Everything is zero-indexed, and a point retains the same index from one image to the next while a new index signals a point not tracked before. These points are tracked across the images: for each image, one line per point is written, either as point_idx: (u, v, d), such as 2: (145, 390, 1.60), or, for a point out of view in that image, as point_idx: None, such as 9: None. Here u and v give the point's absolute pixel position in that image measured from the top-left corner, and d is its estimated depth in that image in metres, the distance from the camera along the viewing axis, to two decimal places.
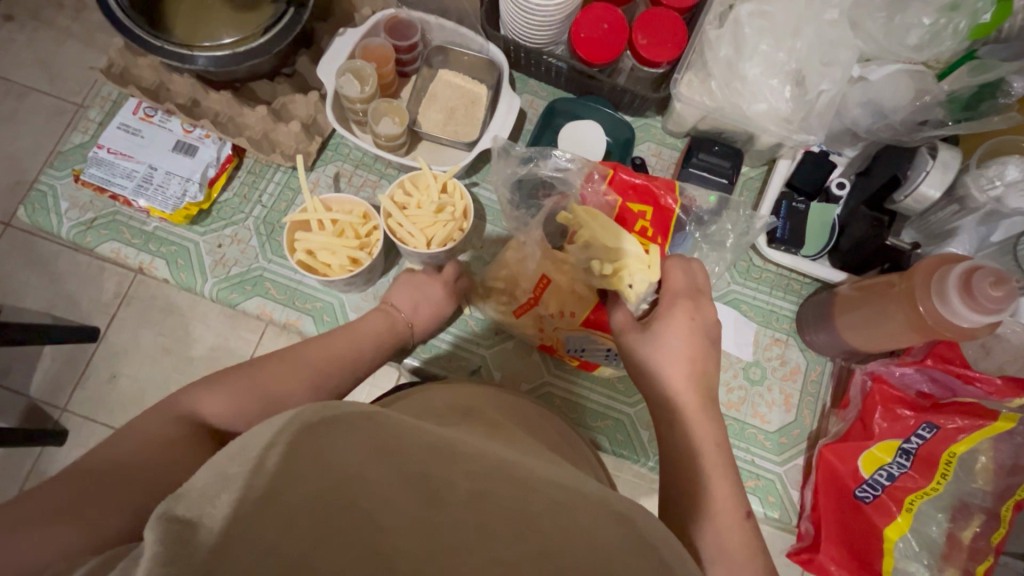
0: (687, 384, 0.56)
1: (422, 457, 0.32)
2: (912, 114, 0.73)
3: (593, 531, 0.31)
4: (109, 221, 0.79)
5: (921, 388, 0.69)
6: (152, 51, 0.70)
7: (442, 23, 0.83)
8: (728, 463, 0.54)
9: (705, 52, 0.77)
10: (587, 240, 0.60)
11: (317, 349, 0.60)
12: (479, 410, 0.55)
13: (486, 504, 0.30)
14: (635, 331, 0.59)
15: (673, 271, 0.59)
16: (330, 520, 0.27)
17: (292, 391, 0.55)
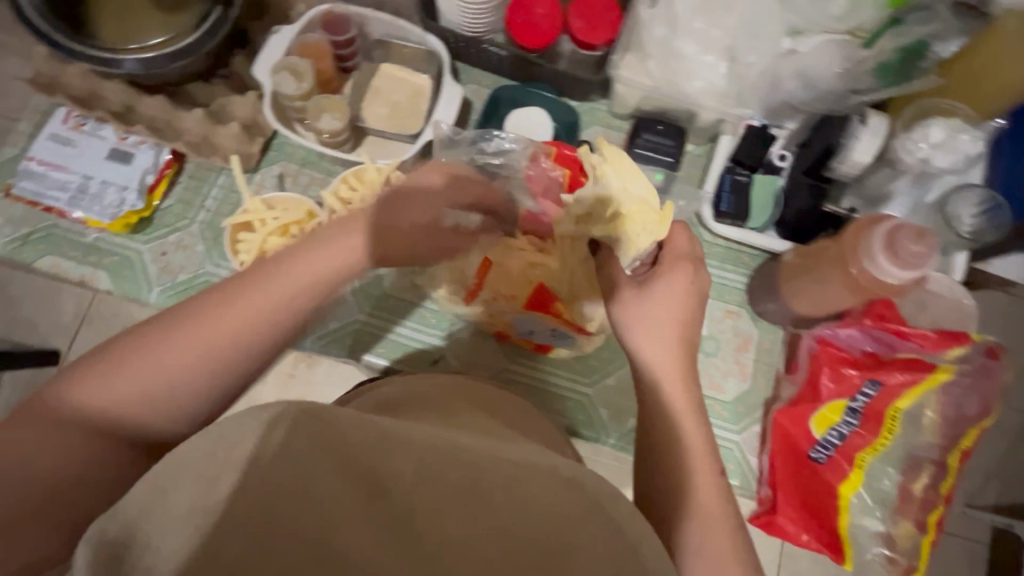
0: (665, 351, 0.55)
1: (372, 447, 0.29)
2: (843, 82, 0.74)
3: (547, 504, 0.30)
4: (45, 235, 0.77)
5: (866, 348, 0.70)
6: (74, 57, 0.68)
7: (378, 14, 0.81)
8: (699, 428, 0.54)
9: (641, 32, 0.78)
10: (602, 178, 0.57)
11: (251, 304, 0.47)
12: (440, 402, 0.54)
13: (437, 489, 0.29)
14: (632, 289, 0.57)
15: (676, 233, 0.57)
16: (280, 512, 0.26)
17: (204, 351, 0.45)
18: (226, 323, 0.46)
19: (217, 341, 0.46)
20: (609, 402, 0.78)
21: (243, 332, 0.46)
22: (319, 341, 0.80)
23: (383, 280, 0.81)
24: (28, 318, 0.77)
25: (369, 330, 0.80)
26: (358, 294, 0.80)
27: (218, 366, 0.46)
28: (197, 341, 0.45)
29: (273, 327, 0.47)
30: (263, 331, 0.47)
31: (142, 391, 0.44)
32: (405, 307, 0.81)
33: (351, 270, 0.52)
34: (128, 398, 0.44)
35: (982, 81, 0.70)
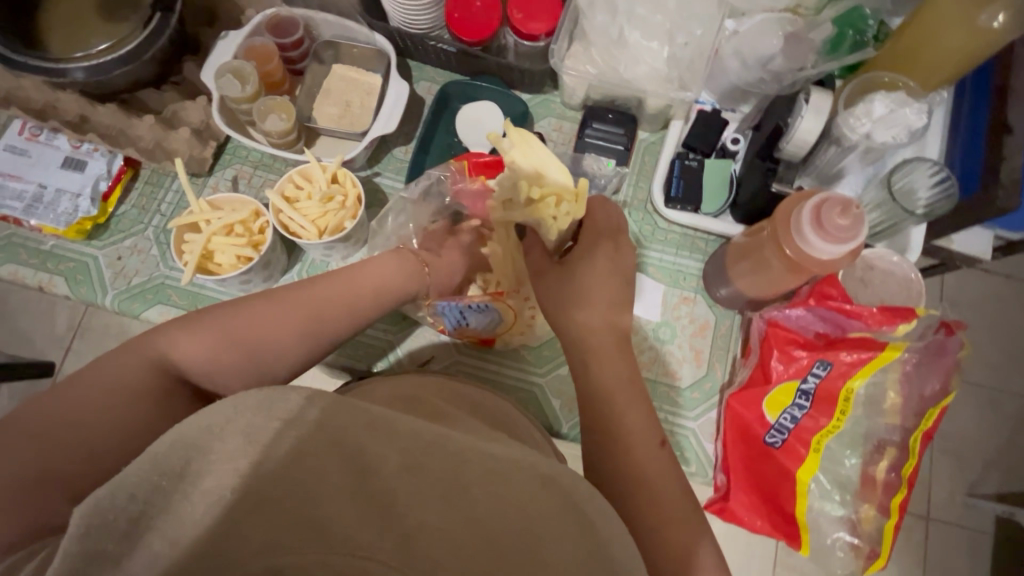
0: (605, 324, 0.55)
1: (361, 430, 0.34)
2: (788, 60, 0.74)
3: (524, 505, 0.35)
4: (5, 243, 0.79)
5: (817, 329, 0.69)
6: (21, 67, 0.70)
7: (325, 16, 0.83)
8: (636, 405, 0.53)
9: (581, 21, 0.78)
10: (512, 163, 0.54)
11: (322, 297, 0.57)
12: (421, 401, 0.56)
13: (420, 475, 0.34)
14: (552, 270, 0.58)
15: (595, 210, 0.59)
16: (278, 485, 0.31)
17: (266, 338, 0.53)
18: (306, 310, 0.56)
19: (297, 323, 0.55)
20: (562, 392, 0.77)
21: (315, 318, 0.56)
22: None
23: None
24: (22, 332, 0.83)
25: (370, 342, 0.79)
26: None
27: (297, 347, 0.55)
28: (277, 320, 0.54)
29: (339, 322, 0.58)
30: (327, 321, 0.57)
31: (208, 359, 0.51)
32: None
33: (380, 287, 0.63)
34: (202, 361, 0.50)
35: (927, 51, 0.68)
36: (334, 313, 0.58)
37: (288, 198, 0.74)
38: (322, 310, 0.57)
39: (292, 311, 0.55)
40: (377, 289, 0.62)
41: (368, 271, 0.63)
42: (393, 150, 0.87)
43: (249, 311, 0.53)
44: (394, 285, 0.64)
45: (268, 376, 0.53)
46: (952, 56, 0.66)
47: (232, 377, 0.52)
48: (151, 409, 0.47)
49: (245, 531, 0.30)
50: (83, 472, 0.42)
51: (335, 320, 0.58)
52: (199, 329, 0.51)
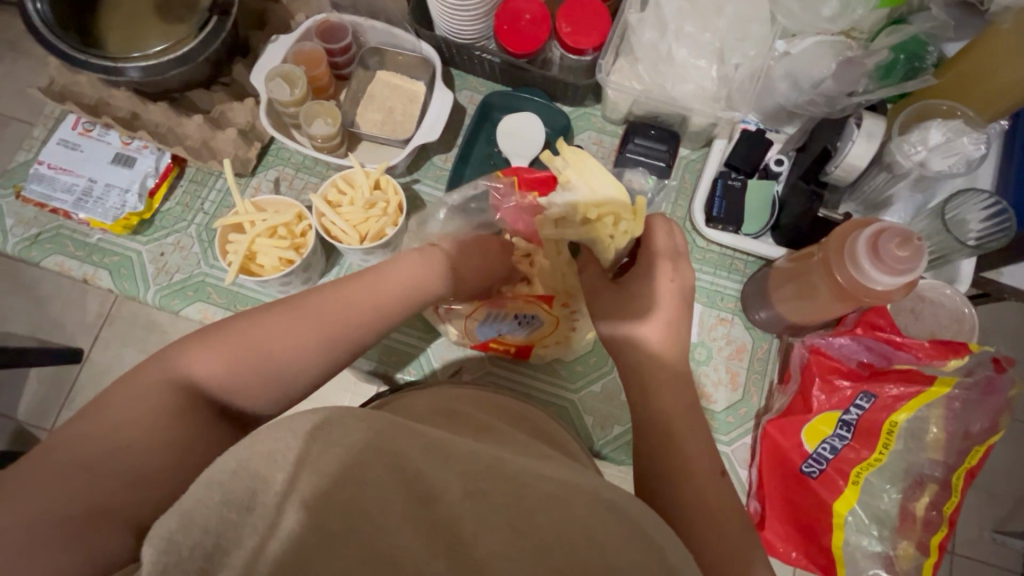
0: (664, 342, 0.55)
1: (420, 456, 0.36)
2: (839, 84, 0.72)
3: (586, 524, 0.35)
4: (53, 235, 0.80)
5: (861, 358, 0.68)
6: (79, 66, 0.71)
7: (373, 23, 0.83)
8: (695, 425, 0.53)
9: (629, 36, 0.77)
10: (569, 181, 0.57)
11: (340, 304, 0.54)
12: (461, 412, 0.55)
13: (482, 501, 0.35)
14: (612, 290, 0.58)
15: (657, 231, 0.57)
16: (341, 518, 0.33)
17: (284, 352, 0.51)
18: (324, 322, 0.53)
19: (315, 338, 0.52)
20: (594, 409, 0.76)
21: (333, 326, 0.53)
22: None
23: None
24: None
25: (399, 347, 0.79)
26: None
27: (317, 357, 0.52)
28: (294, 329, 0.52)
29: (361, 328, 0.55)
30: (349, 332, 0.54)
31: (229, 376, 0.50)
32: None
33: (404, 292, 0.58)
34: (223, 378, 0.50)
35: (985, 82, 0.67)
36: (356, 321, 0.54)
37: (331, 202, 0.75)
38: (340, 319, 0.54)
39: (306, 322, 0.52)
40: (401, 295, 0.57)
41: (392, 272, 0.58)
42: (432, 158, 0.88)
43: (264, 323, 0.51)
44: (424, 284, 0.59)
45: (292, 386, 0.52)
46: (1013, 87, 0.65)
47: (256, 391, 0.51)
48: (180, 432, 0.47)
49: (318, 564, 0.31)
50: (132, 501, 0.43)
51: (358, 329, 0.54)
52: (214, 347, 0.50)
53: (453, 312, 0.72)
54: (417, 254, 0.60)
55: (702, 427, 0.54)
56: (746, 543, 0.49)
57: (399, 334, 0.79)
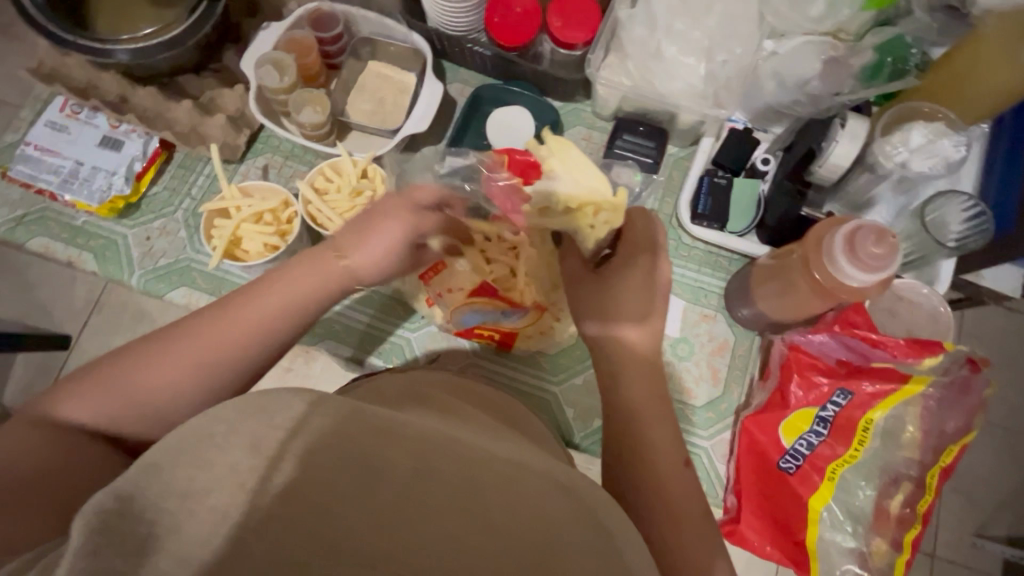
0: (642, 336, 0.56)
1: (367, 437, 0.35)
2: (825, 85, 0.73)
3: (538, 509, 0.35)
4: (38, 216, 0.80)
5: (839, 355, 0.68)
6: (67, 46, 0.71)
7: (365, 13, 0.84)
8: (664, 416, 0.54)
9: (619, 33, 0.78)
10: (552, 169, 0.56)
11: (221, 331, 0.51)
12: (430, 397, 0.55)
13: (430, 482, 0.34)
14: (590, 280, 0.59)
15: (636, 222, 0.58)
16: (281, 499, 0.31)
17: (163, 384, 0.49)
18: (200, 351, 0.50)
19: (194, 367, 0.50)
20: (576, 402, 0.76)
21: (214, 354, 0.51)
22: None
23: None
24: None
25: (384, 336, 0.79)
26: None
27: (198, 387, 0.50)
28: (169, 363, 0.49)
29: (245, 356, 0.52)
30: (230, 357, 0.51)
31: (107, 415, 0.48)
32: (375, 299, 0.80)
33: (287, 309, 0.53)
34: (99, 417, 0.48)
35: (969, 86, 0.68)
36: (240, 345, 0.52)
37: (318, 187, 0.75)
38: (221, 345, 0.51)
39: (184, 352, 0.50)
40: (285, 314, 0.53)
41: (273, 290, 0.53)
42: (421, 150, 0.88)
43: (139, 361, 0.49)
44: (316, 298, 0.55)
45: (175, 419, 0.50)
46: (994, 91, 0.66)
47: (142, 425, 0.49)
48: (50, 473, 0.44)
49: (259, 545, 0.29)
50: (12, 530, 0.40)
51: (244, 352, 0.52)
52: (89, 392, 0.48)
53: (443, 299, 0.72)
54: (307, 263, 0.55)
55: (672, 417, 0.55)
56: (709, 534, 0.51)
57: (385, 323, 0.79)
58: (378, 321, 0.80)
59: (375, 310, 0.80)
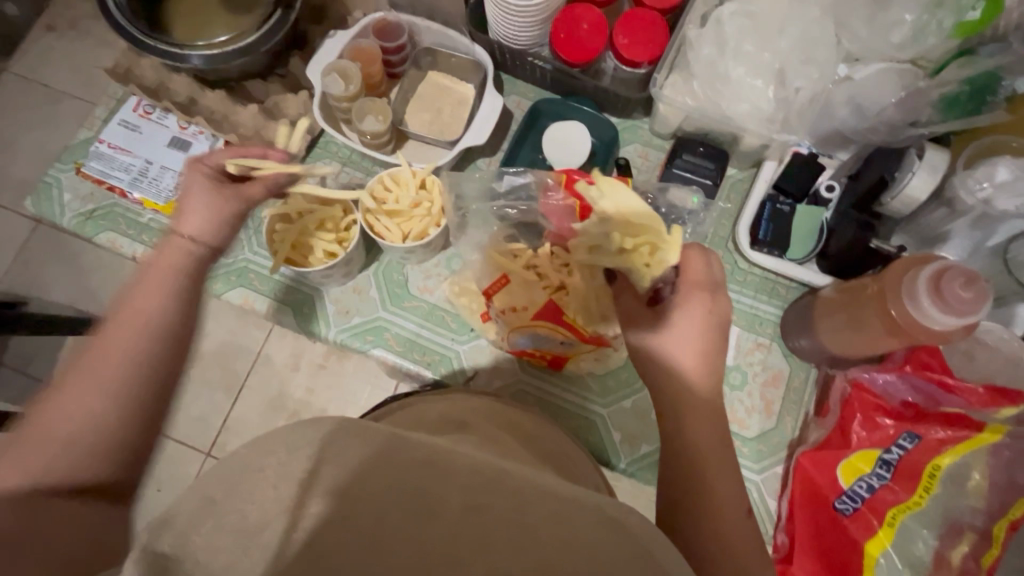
0: (699, 376, 0.55)
1: (416, 471, 0.34)
2: (901, 112, 0.69)
3: (593, 543, 0.34)
4: (107, 212, 0.81)
5: (906, 398, 0.65)
6: (147, 50, 0.74)
7: (429, 24, 0.84)
8: (722, 462, 0.53)
9: (687, 51, 0.77)
10: (604, 212, 0.54)
11: (111, 341, 0.49)
12: (471, 425, 0.58)
13: (482, 517, 0.33)
14: (651, 319, 0.57)
15: (694, 260, 0.56)
16: (341, 536, 0.31)
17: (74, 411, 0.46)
18: (108, 364, 0.48)
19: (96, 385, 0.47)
20: (624, 426, 0.75)
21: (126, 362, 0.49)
22: (338, 335, 0.79)
23: (409, 281, 0.80)
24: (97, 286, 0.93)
25: (432, 348, 0.78)
26: (381, 287, 0.80)
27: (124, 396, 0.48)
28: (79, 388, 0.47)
29: (140, 347, 0.49)
30: (126, 359, 0.49)
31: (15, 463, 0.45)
32: (426, 310, 0.79)
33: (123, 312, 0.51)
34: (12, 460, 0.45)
35: None
36: (131, 344, 0.49)
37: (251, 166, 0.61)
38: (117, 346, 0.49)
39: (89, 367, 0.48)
40: (144, 306, 0.51)
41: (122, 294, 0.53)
42: (477, 161, 0.88)
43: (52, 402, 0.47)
44: (168, 276, 0.53)
45: (94, 437, 0.47)
46: None
47: (86, 461, 0.46)
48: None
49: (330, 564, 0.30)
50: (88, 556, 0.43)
51: (137, 350, 0.49)
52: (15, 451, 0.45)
53: (501, 318, 0.72)
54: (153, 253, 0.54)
55: (729, 459, 0.53)
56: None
57: (434, 335, 0.79)
58: (425, 331, 0.79)
59: (424, 320, 0.79)
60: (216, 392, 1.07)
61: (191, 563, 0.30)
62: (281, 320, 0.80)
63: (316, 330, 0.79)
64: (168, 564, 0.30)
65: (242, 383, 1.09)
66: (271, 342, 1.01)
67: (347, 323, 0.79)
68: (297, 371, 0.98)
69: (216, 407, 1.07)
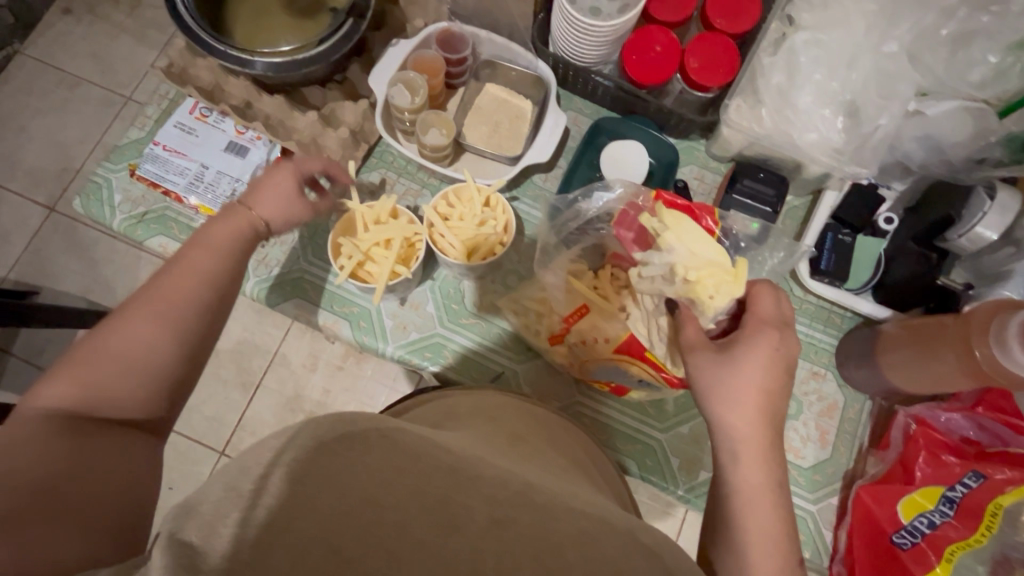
0: (754, 416, 0.47)
1: (440, 478, 0.35)
2: (970, 151, 0.73)
3: (617, 566, 0.34)
4: (159, 215, 0.79)
5: (967, 435, 0.68)
6: (214, 55, 0.72)
7: (492, 36, 0.83)
8: (776, 505, 0.46)
9: (757, 78, 0.76)
10: (669, 244, 0.53)
11: (166, 285, 0.53)
12: (504, 427, 0.59)
13: (505, 531, 0.34)
14: (709, 352, 0.50)
15: (762, 297, 0.51)
16: (358, 545, 0.31)
17: (148, 343, 0.50)
18: (174, 302, 0.52)
19: (165, 318, 0.51)
20: (682, 451, 0.75)
21: (179, 306, 0.52)
22: (396, 351, 0.78)
23: (465, 297, 0.79)
24: None
25: (487, 364, 0.78)
26: (438, 304, 0.79)
27: (169, 336, 0.51)
28: (134, 320, 0.50)
29: (203, 295, 0.54)
30: (191, 300, 0.53)
31: (102, 380, 0.48)
32: (482, 326, 0.79)
33: (196, 263, 0.55)
34: (105, 370, 0.48)
35: None
36: (200, 290, 0.54)
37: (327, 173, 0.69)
38: (191, 288, 0.53)
39: (159, 304, 0.52)
40: (212, 261, 0.56)
41: (192, 248, 0.57)
42: (532, 177, 0.86)
43: (112, 327, 0.50)
44: (235, 245, 0.59)
45: (167, 366, 0.51)
46: None
47: (125, 390, 0.49)
48: (64, 439, 0.43)
49: (344, 555, 0.31)
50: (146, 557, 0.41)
51: (203, 296, 0.54)
52: (73, 369, 0.48)
53: (576, 349, 0.68)
54: (220, 220, 0.59)
55: (784, 509, 0.47)
56: None
57: (490, 352, 0.78)
58: (484, 349, 0.78)
59: (481, 337, 0.78)
60: (240, 389, 1.14)
61: (211, 550, 0.30)
62: (338, 334, 0.79)
63: (372, 344, 0.78)
64: (193, 557, 0.29)
65: (258, 381, 1.14)
66: (289, 340, 1.15)
67: (404, 339, 0.78)
68: (315, 371, 1.13)
69: (234, 404, 1.14)
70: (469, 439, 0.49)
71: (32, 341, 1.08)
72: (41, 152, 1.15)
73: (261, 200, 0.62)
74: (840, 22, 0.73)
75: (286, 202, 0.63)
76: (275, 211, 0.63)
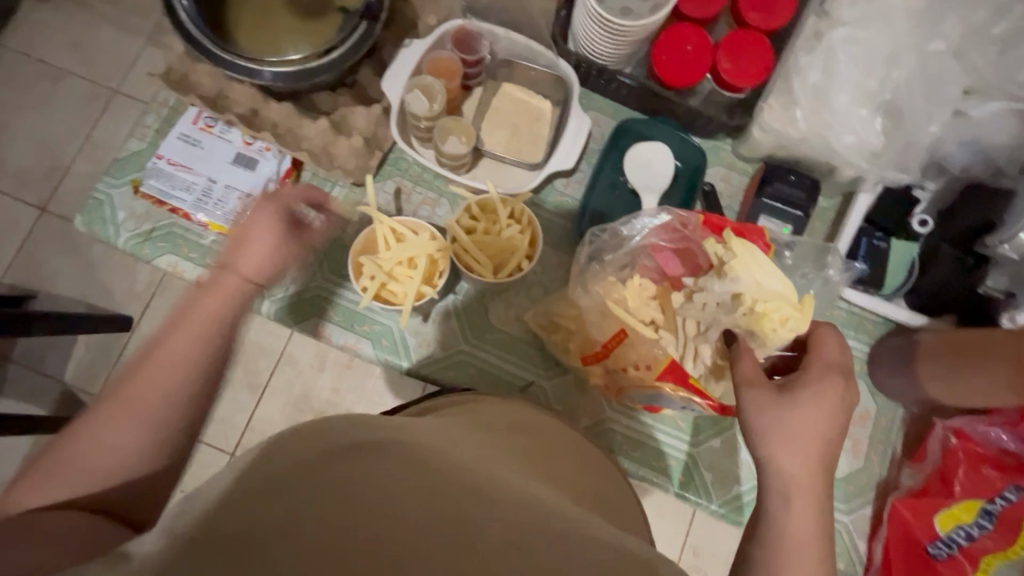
0: (812, 462, 0.45)
1: (452, 494, 0.28)
2: (1015, 154, 0.70)
3: None
4: (165, 233, 0.77)
5: (1007, 446, 0.67)
6: (219, 63, 0.67)
7: (511, 35, 0.78)
8: (823, 558, 0.43)
9: (792, 77, 0.72)
10: (737, 273, 0.54)
11: (157, 355, 0.46)
12: (528, 441, 0.52)
13: (528, 554, 0.26)
14: (768, 391, 0.48)
15: (828, 342, 0.51)
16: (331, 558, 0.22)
17: (142, 412, 0.44)
18: (167, 371, 0.45)
19: (159, 387, 0.45)
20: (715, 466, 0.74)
21: (171, 383, 0.45)
22: (420, 370, 0.77)
23: (489, 312, 0.77)
24: (102, 282, 0.95)
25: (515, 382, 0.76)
26: (460, 321, 0.76)
27: (163, 408, 0.45)
28: (126, 393, 0.44)
29: (194, 360, 0.46)
30: (191, 364, 0.46)
31: (97, 459, 0.43)
32: (508, 342, 0.77)
33: (186, 328, 0.47)
34: (95, 459, 0.43)
35: None
36: (194, 350, 0.46)
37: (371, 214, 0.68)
38: (180, 356, 0.46)
39: (153, 374, 0.45)
40: (217, 311, 0.48)
41: (188, 305, 0.48)
42: (553, 181, 0.83)
43: (99, 419, 0.45)
44: (226, 312, 0.49)
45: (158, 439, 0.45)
46: None
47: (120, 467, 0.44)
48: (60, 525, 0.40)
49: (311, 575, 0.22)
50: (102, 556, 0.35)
51: (201, 356, 0.47)
52: (60, 470, 0.43)
53: (616, 374, 0.66)
54: (209, 289, 0.49)
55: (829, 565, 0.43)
56: None
57: (518, 371, 0.76)
58: (510, 365, 0.76)
59: (507, 353, 0.76)
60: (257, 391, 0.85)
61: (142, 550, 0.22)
62: (360, 353, 0.78)
63: (395, 364, 0.77)
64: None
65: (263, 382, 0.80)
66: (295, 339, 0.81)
67: (428, 357, 0.76)
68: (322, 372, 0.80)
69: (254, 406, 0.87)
70: (477, 451, 0.41)
71: (25, 352, 0.95)
72: (22, 151, 0.99)
73: (244, 254, 0.51)
74: (879, 16, 0.69)
75: (272, 252, 0.52)
76: (260, 262, 0.51)
